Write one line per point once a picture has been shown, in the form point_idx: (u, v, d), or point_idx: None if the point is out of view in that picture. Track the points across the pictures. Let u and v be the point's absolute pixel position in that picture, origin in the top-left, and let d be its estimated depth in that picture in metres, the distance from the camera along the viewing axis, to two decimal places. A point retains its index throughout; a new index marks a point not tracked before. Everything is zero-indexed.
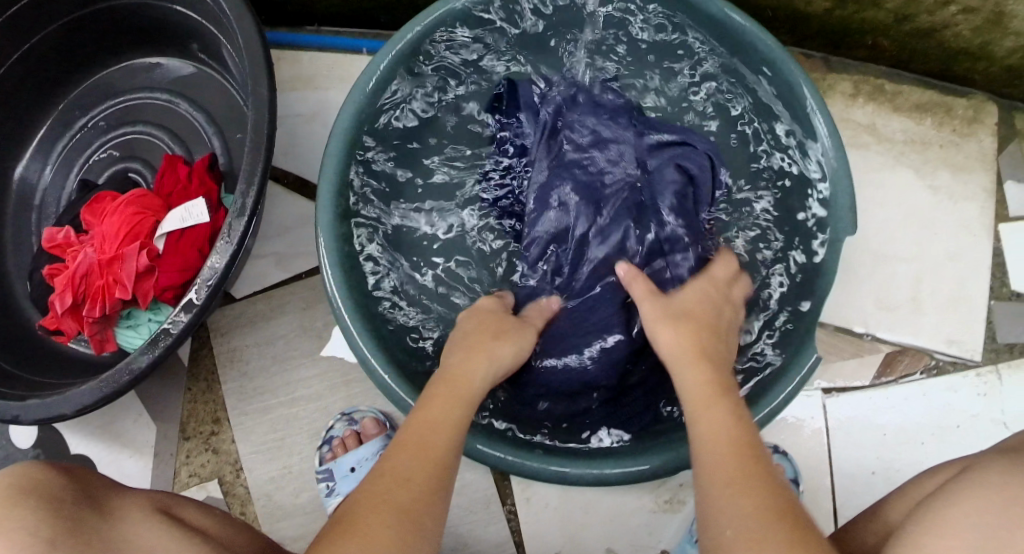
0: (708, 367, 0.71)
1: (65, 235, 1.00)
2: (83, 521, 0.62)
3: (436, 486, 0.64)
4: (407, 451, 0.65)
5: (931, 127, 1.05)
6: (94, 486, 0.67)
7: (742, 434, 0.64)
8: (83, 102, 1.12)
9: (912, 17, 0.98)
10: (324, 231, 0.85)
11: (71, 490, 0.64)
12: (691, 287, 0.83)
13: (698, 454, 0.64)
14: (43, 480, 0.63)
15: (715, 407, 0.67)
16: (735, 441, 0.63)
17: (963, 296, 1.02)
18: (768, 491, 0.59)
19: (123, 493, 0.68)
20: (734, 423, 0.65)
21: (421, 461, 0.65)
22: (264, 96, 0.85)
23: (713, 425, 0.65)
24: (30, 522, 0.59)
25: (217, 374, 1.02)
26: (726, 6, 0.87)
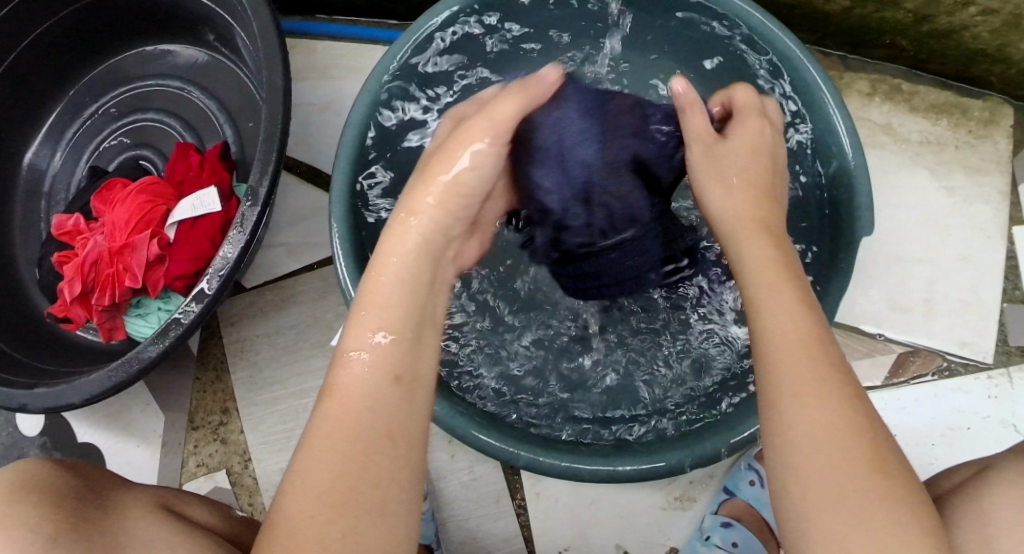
0: (767, 240, 0.64)
1: (75, 222, 0.99)
2: (85, 515, 0.64)
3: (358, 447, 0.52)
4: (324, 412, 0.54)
5: (947, 128, 1.05)
6: (95, 483, 0.69)
7: (806, 334, 0.56)
8: (94, 89, 1.12)
9: (930, 17, 0.97)
10: (338, 226, 0.84)
11: (77, 489, 0.67)
12: (739, 130, 0.74)
13: (764, 343, 0.57)
14: (47, 478, 0.66)
15: (781, 295, 0.59)
16: (804, 342, 0.56)
17: (976, 298, 1.01)
18: (837, 400, 0.53)
19: (128, 490, 0.71)
20: (802, 317, 0.57)
21: (340, 427, 0.53)
22: (280, 84, 0.84)
23: (779, 315, 0.57)
24: (30, 519, 0.61)
25: (226, 364, 1.02)
26: (748, 2, 0.85)
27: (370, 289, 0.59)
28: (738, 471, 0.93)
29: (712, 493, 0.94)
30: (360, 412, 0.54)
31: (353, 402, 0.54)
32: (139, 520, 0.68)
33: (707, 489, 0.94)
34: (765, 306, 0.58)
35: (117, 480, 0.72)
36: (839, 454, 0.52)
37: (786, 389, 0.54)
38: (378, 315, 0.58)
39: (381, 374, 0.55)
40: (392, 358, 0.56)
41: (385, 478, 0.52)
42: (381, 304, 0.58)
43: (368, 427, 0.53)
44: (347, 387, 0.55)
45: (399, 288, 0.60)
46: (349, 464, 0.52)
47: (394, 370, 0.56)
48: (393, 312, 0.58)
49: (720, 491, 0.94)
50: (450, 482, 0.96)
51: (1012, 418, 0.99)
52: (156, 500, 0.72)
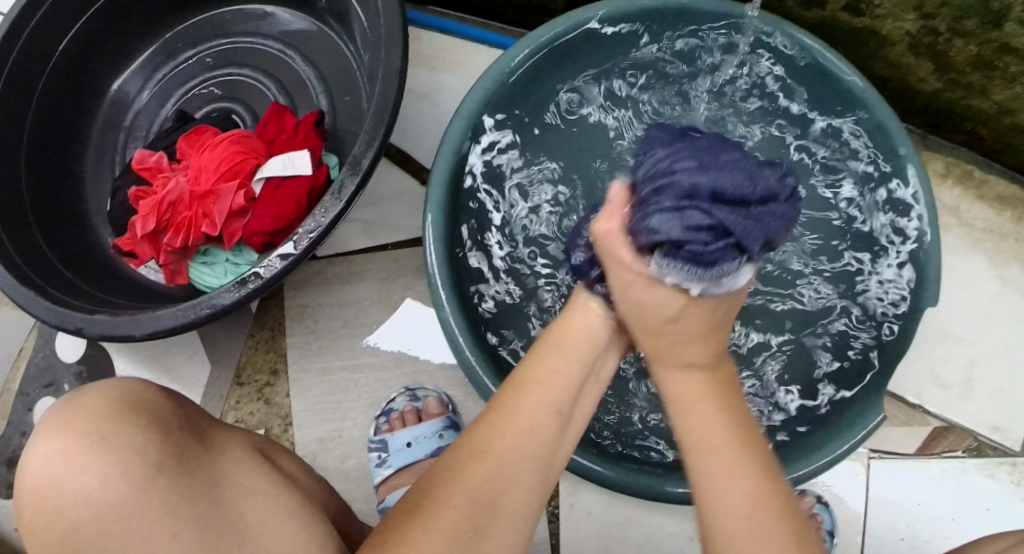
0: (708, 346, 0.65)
1: (156, 160, 1.02)
2: (185, 446, 0.64)
3: (516, 468, 0.59)
4: (503, 421, 0.61)
5: (1010, 220, 1.08)
6: (192, 415, 0.69)
7: (737, 428, 0.61)
8: (191, 35, 1.13)
9: (1013, 112, 1.01)
10: (432, 210, 0.87)
11: (179, 419, 0.66)
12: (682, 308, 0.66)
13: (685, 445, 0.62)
14: (153, 402, 0.65)
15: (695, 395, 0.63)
16: (733, 439, 0.60)
17: (1013, 386, 1.05)
18: (746, 468, 0.59)
19: (222, 430, 0.71)
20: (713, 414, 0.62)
21: (514, 437, 0.60)
22: (398, 66, 0.88)
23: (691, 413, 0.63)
24: (137, 442, 0.61)
25: (283, 326, 1.02)
26: (851, 68, 0.89)
27: (548, 341, 0.68)
28: None
29: None
30: (527, 427, 0.61)
31: (527, 425, 0.61)
32: (235, 462, 0.67)
33: None
34: (682, 373, 0.65)
35: (212, 418, 0.72)
36: (767, 514, 0.57)
37: (690, 441, 0.62)
38: (553, 355, 0.66)
39: (546, 407, 0.62)
40: (562, 394, 0.63)
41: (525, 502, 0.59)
42: (558, 344, 0.67)
43: (540, 423, 0.61)
44: (525, 408, 0.62)
45: (587, 335, 0.68)
46: (505, 459, 0.59)
47: (558, 406, 0.63)
48: (566, 363, 0.65)
49: None
50: None
51: None
52: (251, 444, 0.72)
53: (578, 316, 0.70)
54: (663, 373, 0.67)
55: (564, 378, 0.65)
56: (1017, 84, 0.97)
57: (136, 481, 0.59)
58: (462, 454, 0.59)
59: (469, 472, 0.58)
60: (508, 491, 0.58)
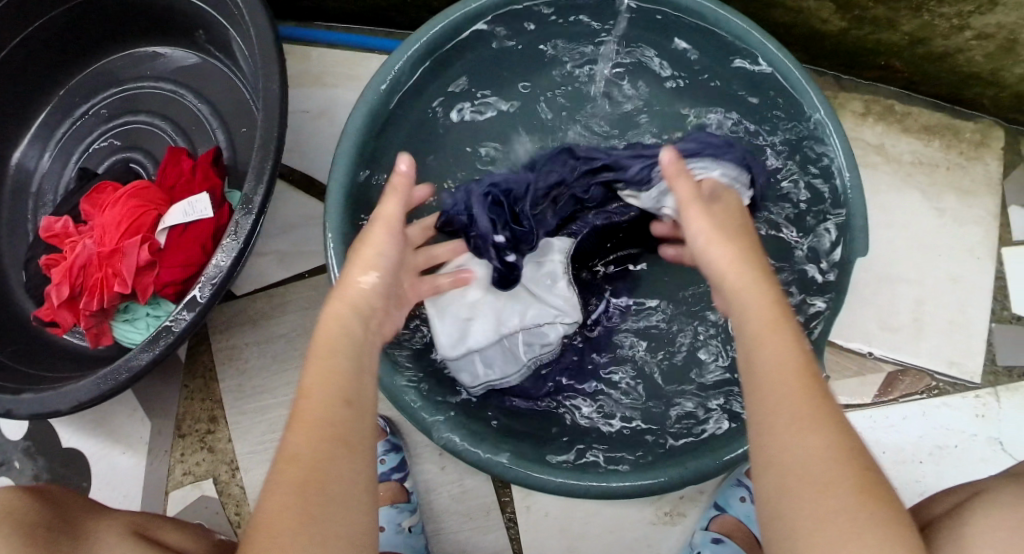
0: (766, 284, 0.62)
1: (64, 225, 0.99)
2: (53, 543, 0.64)
3: (323, 459, 0.54)
4: (297, 430, 0.56)
5: (938, 149, 1.06)
6: (62, 511, 0.69)
7: (802, 362, 0.56)
8: (85, 89, 1.10)
9: (926, 40, 0.98)
10: (333, 236, 0.84)
11: (48, 518, 0.66)
12: (693, 215, 0.69)
13: (753, 382, 0.57)
14: (19, 506, 0.66)
15: (779, 330, 0.58)
16: (796, 371, 0.56)
17: (964, 318, 1.02)
18: (808, 412, 0.54)
19: (96, 516, 0.71)
20: (794, 345, 0.57)
21: (309, 439, 0.55)
22: (277, 91, 0.85)
23: (773, 347, 0.57)
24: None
25: (215, 371, 1.00)
26: (746, 22, 0.86)
27: (317, 348, 0.61)
28: (728, 488, 0.92)
29: (701, 509, 0.94)
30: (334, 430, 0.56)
31: (315, 422, 0.56)
32: (109, 549, 0.68)
33: (697, 504, 0.94)
34: (743, 289, 0.62)
35: (88, 508, 0.72)
36: (834, 453, 0.52)
37: (757, 365, 0.57)
38: (326, 362, 0.60)
39: (336, 403, 0.57)
40: (343, 380, 0.59)
41: (346, 480, 0.55)
42: (328, 349, 0.61)
43: (334, 420, 0.56)
44: (310, 408, 0.57)
45: (348, 332, 0.63)
46: (317, 463, 0.54)
47: (346, 396, 0.58)
48: (337, 359, 0.60)
49: (709, 507, 0.93)
50: (440, 494, 0.95)
51: (998, 436, 1.00)
52: (130, 527, 0.72)
53: (335, 322, 0.64)
54: (736, 282, 0.63)
55: (339, 360, 0.60)
56: (925, 12, 0.93)
57: None
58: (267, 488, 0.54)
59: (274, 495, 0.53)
60: (325, 491, 0.54)
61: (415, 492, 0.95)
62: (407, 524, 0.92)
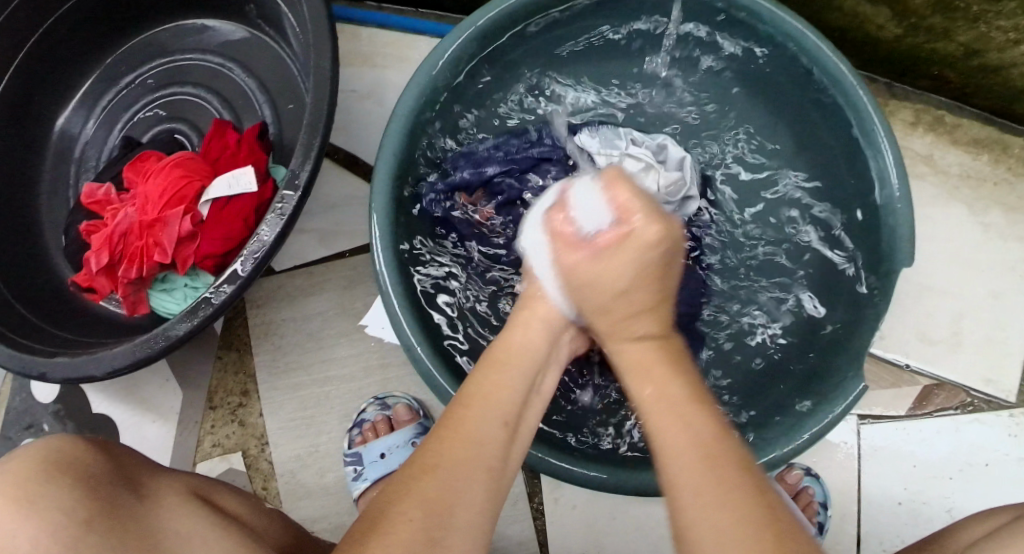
0: (661, 353, 0.66)
1: (105, 192, 0.99)
2: (120, 501, 0.64)
3: (462, 468, 0.59)
4: (435, 435, 0.61)
5: (987, 163, 1.05)
6: (126, 466, 0.69)
7: (710, 436, 0.58)
8: (133, 57, 1.10)
9: (981, 52, 0.97)
10: (378, 215, 0.83)
11: (109, 471, 0.66)
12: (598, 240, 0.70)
13: (666, 460, 0.59)
14: (80, 457, 0.65)
15: (693, 412, 0.60)
16: (703, 444, 0.58)
17: (1003, 336, 1.01)
18: (722, 481, 0.56)
19: (157, 476, 0.71)
20: (696, 425, 0.59)
21: (451, 444, 0.60)
22: (329, 69, 0.85)
23: (682, 435, 0.59)
24: (64, 503, 0.61)
25: (249, 345, 1.01)
26: (803, 23, 0.85)
27: (494, 356, 0.68)
28: None
29: None
30: (479, 445, 0.61)
31: (470, 429, 0.61)
32: (171, 508, 0.68)
33: None
34: (651, 373, 0.64)
35: (147, 466, 0.72)
36: (741, 518, 0.54)
37: (645, 397, 0.63)
38: (495, 375, 0.66)
39: (496, 420, 0.63)
40: (503, 406, 0.64)
41: (471, 502, 0.59)
42: (502, 363, 0.67)
43: (487, 437, 0.62)
44: (468, 415, 0.62)
45: (523, 357, 0.68)
46: (455, 472, 0.59)
47: (506, 420, 0.63)
48: (508, 379, 0.66)
49: None
50: None
51: None
52: (188, 488, 0.73)
53: (515, 338, 0.70)
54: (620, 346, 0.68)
55: (493, 373, 0.66)
56: (983, 23, 0.92)
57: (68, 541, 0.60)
58: (399, 476, 0.60)
59: (406, 488, 0.58)
60: (458, 496, 0.58)
61: None
62: None
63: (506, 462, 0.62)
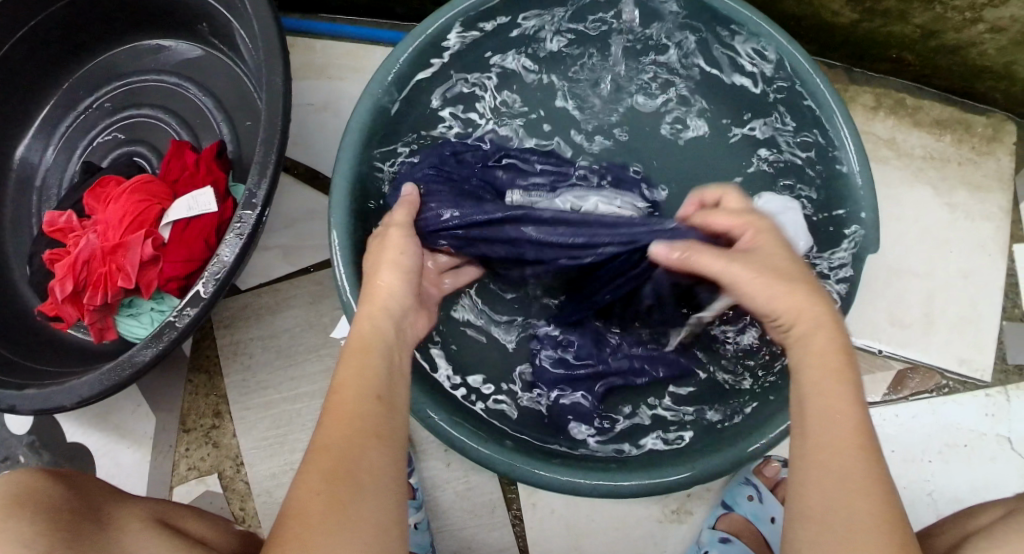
0: (809, 296, 0.61)
1: (67, 220, 0.98)
2: (81, 529, 0.62)
3: (356, 445, 0.56)
4: (325, 423, 0.57)
5: (950, 144, 1.05)
6: (91, 494, 0.67)
7: (858, 425, 0.54)
8: (89, 81, 1.09)
9: (938, 34, 0.97)
10: (337, 228, 0.83)
11: (70, 499, 0.65)
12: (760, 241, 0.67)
13: (807, 435, 0.55)
14: (40, 487, 0.64)
15: (840, 385, 0.56)
16: (847, 434, 0.54)
17: (975, 315, 1.01)
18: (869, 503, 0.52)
19: (124, 503, 0.70)
20: (857, 408, 0.55)
21: (339, 428, 0.56)
22: (281, 85, 0.84)
23: (828, 412, 0.55)
24: (27, 533, 0.59)
25: (219, 366, 1.00)
26: (754, 13, 0.86)
27: (354, 347, 0.63)
28: (736, 486, 0.92)
29: (708, 507, 0.93)
30: (363, 412, 0.58)
31: (356, 408, 0.58)
32: (136, 535, 0.67)
33: (704, 502, 0.94)
34: (829, 393, 0.56)
35: (113, 493, 0.71)
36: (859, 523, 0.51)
37: (809, 415, 0.56)
38: (360, 358, 0.62)
39: (370, 384, 0.60)
40: (378, 378, 0.60)
41: (375, 470, 0.55)
42: (363, 346, 0.63)
43: (365, 410, 0.58)
44: (343, 399, 0.58)
45: (384, 325, 0.65)
46: (350, 450, 0.55)
47: (376, 391, 0.60)
48: (372, 356, 0.62)
49: (716, 504, 0.93)
50: (445, 490, 0.95)
51: (1008, 434, 0.99)
52: (154, 515, 0.71)
53: (367, 320, 0.66)
54: (797, 326, 0.60)
55: (362, 351, 0.62)
56: (936, 4, 0.92)
57: None
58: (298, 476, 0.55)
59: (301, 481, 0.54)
60: (358, 467, 0.55)
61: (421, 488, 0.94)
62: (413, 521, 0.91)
63: (396, 423, 0.59)
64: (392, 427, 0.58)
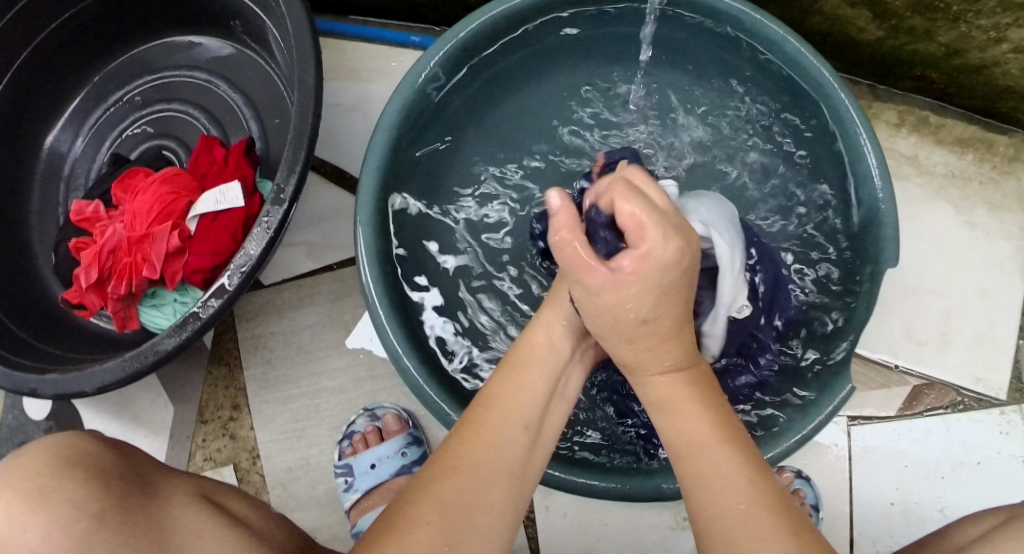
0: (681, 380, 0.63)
1: (94, 209, 1.00)
2: (130, 497, 0.63)
3: (484, 475, 0.58)
4: (459, 440, 0.60)
5: (972, 162, 1.05)
6: (138, 466, 0.68)
7: (716, 435, 0.61)
8: (120, 74, 1.11)
9: (964, 53, 0.97)
10: (364, 225, 0.83)
11: (118, 467, 0.66)
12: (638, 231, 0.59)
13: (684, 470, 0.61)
14: (90, 453, 0.65)
15: (693, 416, 0.62)
16: (715, 452, 0.60)
17: (992, 334, 1.01)
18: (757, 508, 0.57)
19: (167, 475, 0.70)
20: (709, 432, 0.61)
21: (477, 456, 0.59)
22: (312, 83, 0.85)
23: (681, 423, 0.62)
24: (75, 495, 0.61)
25: (239, 360, 1.01)
26: (784, 28, 0.85)
27: (519, 355, 0.67)
28: None
29: None
30: (498, 457, 0.60)
31: (496, 438, 0.61)
32: (180, 508, 0.67)
33: None
34: (679, 415, 0.62)
35: (156, 467, 0.71)
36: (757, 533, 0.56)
37: (681, 439, 0.61)
38: (517, 372, 0.65)
39: (515, 428, 0.62)
40: (526, 417, 0.63)
41: (489, 514, 0.58)
42: (526, 360, 0.67)
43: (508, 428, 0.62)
44: (492, 426, 0.61)
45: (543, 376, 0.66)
46: (477, 477, 0.58)
47: (527, 427, 0.63)
48: (530, 374, 0.65)
49: None
50: None
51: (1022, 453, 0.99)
52: (195, 489, 0.72)
53: (540, 336, 0.68)
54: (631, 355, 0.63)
55: (533, 396, 0.64)
56: (963, 24, 0.93)
57: (78, 537, 0.59)
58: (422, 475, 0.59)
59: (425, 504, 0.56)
60: (479, 496, 0.58)
61: None
62: None
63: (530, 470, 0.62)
64: (526, 473, 0.62)
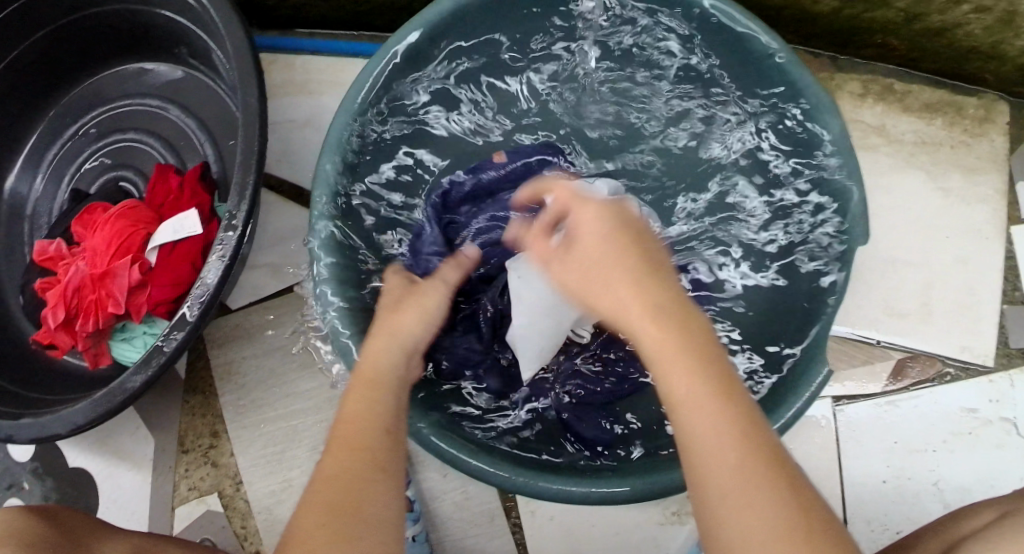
0: (647, 283, 0.58)
1: (57, 248, 0.99)
2: None
3: (360, 472, 0.56)
4: (332, 457, 0.57)
5: (941, 127, 1.03)
6: (70, 531, 0.68)
7: (715, 378, 0.54)
8: (74, 108, 1.10)
9: (922, 16, 0.95)
10: (321, 245, 0.82)
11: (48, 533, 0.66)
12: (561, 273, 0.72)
13: (678, 410, 0.54)
14: (18, 521, 0.65)
15: (674, 347, 0.55)
16: (706, 396, 0.53)
17: (973, 301, 1.00)
18: (749, 476, 0.51)
19: (103, 538, 0.71)
20: (696, 372, 0.54)
21: (347, 458, 0.57)
22: (256, 103, 0.84)
23: (683, 367, 0.54)
24: None
25: (214, 387, 1.00)
26: (736, 9, 0.83)
27: (362, 376, 0.65)
28: None
29: None
30: (364, 455, 0.57)
31: (359, 439, 0.58)
32: None
33: None
34: (661, 348, 0.55)
35: (91, 528, 0.71)
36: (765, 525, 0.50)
37: (669, 395, 0.54)
38: (371, 392, 0.63)
39: (376, 427, 0.60)
40: (384, 411, 0.61)
41: (373, 507, 0.55)
42: (372, 379, 0.64)
43: (375, 443, 0.58)
44: (354, 429, 0.59)
45: (391, 365, 0.66)
46: (353, 483, 0.55)
47: (386, 425, 0.60)
48: (378, 387, 0.63)
49: None
50: (443, 501, 0.94)
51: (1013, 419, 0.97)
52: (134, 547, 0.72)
53: (381, 349, 0.67)
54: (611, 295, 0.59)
55: (384, 389, 0.63)
56: None
57: None
58: (301, 508, 0.55)
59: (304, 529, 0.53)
60: (364, 500, 0.55)
61: (418, 501, 0.94)
62: (411, 534, 0.90)
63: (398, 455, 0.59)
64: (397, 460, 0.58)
